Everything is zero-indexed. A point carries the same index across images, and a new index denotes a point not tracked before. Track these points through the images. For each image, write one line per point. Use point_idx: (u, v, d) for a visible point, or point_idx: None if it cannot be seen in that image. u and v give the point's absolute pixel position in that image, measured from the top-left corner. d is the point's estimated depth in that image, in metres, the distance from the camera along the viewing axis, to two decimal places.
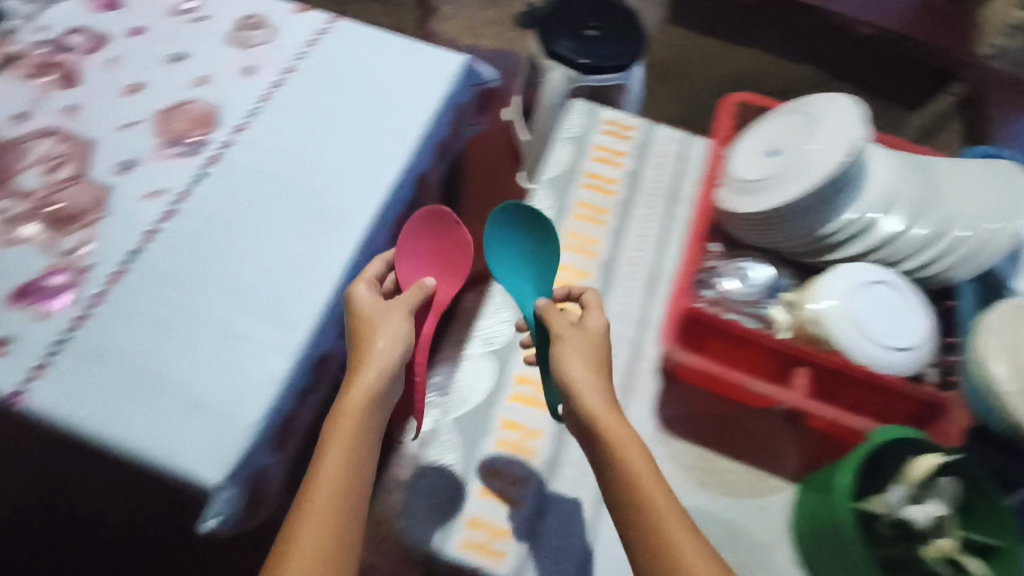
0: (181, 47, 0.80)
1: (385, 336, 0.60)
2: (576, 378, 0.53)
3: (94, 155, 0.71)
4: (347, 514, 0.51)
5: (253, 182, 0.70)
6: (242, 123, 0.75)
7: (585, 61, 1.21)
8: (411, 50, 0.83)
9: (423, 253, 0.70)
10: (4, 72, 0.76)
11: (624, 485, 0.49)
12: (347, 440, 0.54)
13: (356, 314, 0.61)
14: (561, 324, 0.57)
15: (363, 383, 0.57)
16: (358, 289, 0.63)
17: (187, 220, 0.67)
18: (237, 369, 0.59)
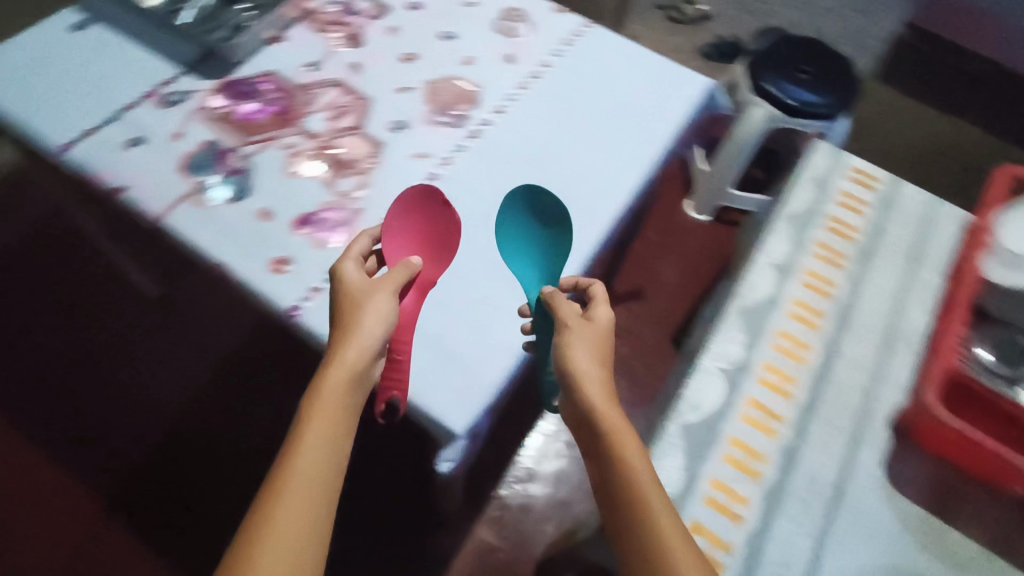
0: (452, 27, 0.87)
1: (377, 300, 0.54)
2: (578, 366, 0.49)
3: (371, 110, 0.77)
4: (327, 497, 0.43)
5: (508, 162, 0.75)
6: (503, 106, 0.79)
7: (791, 101, 1.18)
8: (659, 66, 0.86)
9: (411, 234, 0.64)
10: (301, 24, 0.85)
11: (627, 506, 0.43)
12: (330, 411, 0.47)
13: (343, 285, 0.56)
14: (572, 321, 0.53)
15: (355, 348, 0.51)
16: (343, 263, 0.56)
17: (447, 184, 0.72)
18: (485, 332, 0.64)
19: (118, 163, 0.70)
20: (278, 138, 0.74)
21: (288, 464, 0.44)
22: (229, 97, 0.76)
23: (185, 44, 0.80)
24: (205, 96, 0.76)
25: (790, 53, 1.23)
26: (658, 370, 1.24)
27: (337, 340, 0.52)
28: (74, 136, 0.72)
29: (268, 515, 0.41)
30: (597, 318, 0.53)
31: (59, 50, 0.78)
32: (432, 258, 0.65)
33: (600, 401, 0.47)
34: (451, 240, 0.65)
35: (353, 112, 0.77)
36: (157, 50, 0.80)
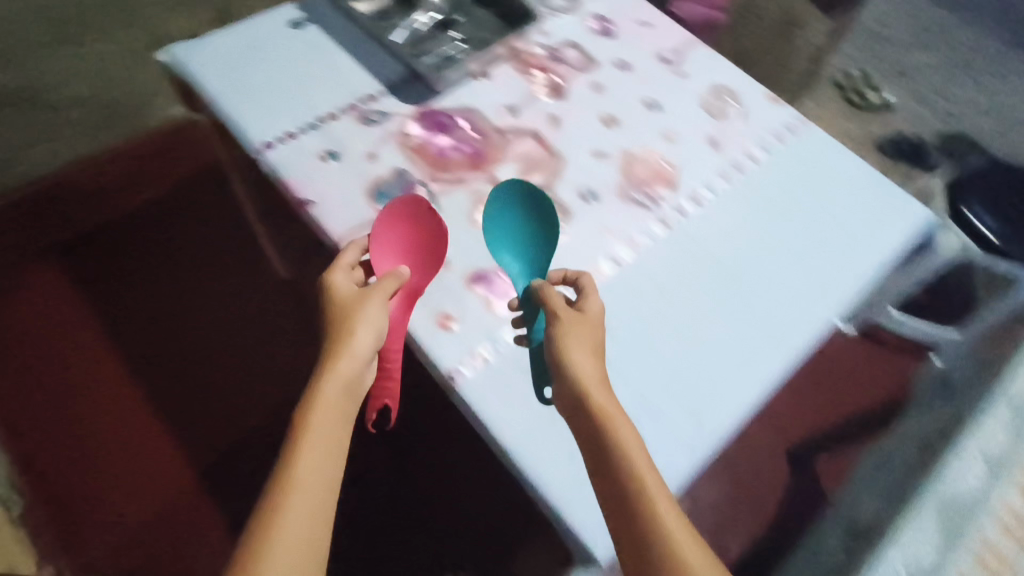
0: (658, 96, 0.82)
1: (372, 306, 0.56)
2: (580, 369, 0.52)
3: (562, 170, 0.74)
4: (327, 503, 0.44)
5: (695, 260, 0.69)
6: (700, 195, 0.74)
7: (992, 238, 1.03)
8: (876, 185, 0.78)
9: (399, 245, 0.64)
10: (507, 62, 0.83)
11: (635, 506, 0.45)
12: (330, 419, 0.48)
13: (333, 292, 0.57)
14: (566, 316, 0.56)
15: (354, 353, 0.52)
16: (333, 275, 0.58)
17: (630, 271, 0.68)
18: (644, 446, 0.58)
19: (311, 177, 0.69)
20: (466, 181, 0.71)
21: (289, 471, 0.44)
22: (426, 127, 0.75)
23: (392, 64, 0.80)
24: (403, 122, 0.75)
25: (1000, 183, 1.10)
26: (768, 490, 1.14)
27: (333, 346, 0.53)
28: (274, 137, 0.72)
29: (276, 520, 0.42)
30: (588, 311, 0.57)
31: (274, 45, 0.79)
32: (423, 259, 0.64)
33: (605, 403, 0.50)
34: (439, 239, 0.64)
35: (544, 168, 0.74)
36: (365, 63, 0.80)
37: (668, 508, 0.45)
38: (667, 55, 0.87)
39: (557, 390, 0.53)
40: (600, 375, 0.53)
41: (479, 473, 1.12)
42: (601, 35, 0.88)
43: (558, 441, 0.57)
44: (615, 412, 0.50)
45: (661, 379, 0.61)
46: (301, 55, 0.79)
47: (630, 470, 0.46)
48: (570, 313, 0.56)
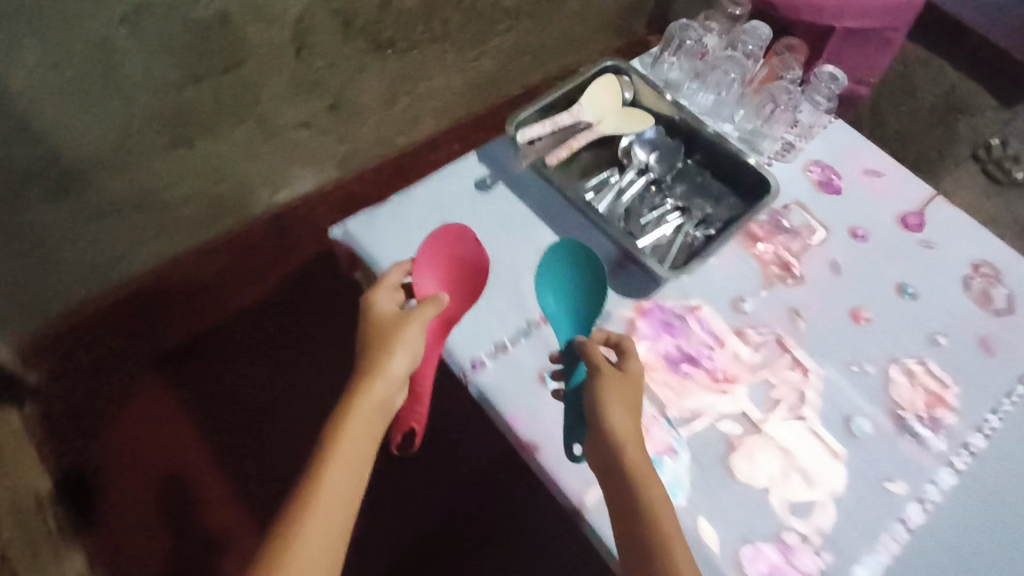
0: (910, 279, 0.70)
1: (409, 331, 0.55)
2: (622, 432, 0.51)
3: (819, 390, 0.61)
4: (341, 525, 0.47)
5: (1000, 521, 0.57)
6: (988, 424, 0.62)
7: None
8: None
9: (441, 275, 0.62)
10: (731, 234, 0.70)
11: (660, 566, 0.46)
12: (353, 442, 0.50)
13: (376, 308, 0.57)
14: (611, 374, 0.54)
15: (386, 378, 0.53)
16: (377, 297, 0.57)
17: (927, 540, 0.56)
18: None
19: (534, 408, 0.57)
20: (713, 412, 0.59)
21: (313, 491, 0.47)
22: (653, 331, 0.62)
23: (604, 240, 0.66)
24: (627, 326, 0.62)
25: None
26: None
27: (369, 366, 0.53)
28: (481, 354, 0.59)
29: (295, 541, 0.45)
30: (631, 370, 0.55)
31: (463, 214, 0.67)
32: (463, 290, 0.62)
33: (639, 467, 0.50)
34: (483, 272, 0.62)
35: (796, 387, 0.61)
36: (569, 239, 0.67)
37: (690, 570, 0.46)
38: (907, 219, 0.74)
39: (591, 442, 0.52)
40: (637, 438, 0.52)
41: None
42: (828, 190, 0.74)
43: None
44: (647, 472, 0.50)
45: None
46: (496, 228, 0.67)
47: (656, 531, 0.47)
48: (611, 370, 0.54)
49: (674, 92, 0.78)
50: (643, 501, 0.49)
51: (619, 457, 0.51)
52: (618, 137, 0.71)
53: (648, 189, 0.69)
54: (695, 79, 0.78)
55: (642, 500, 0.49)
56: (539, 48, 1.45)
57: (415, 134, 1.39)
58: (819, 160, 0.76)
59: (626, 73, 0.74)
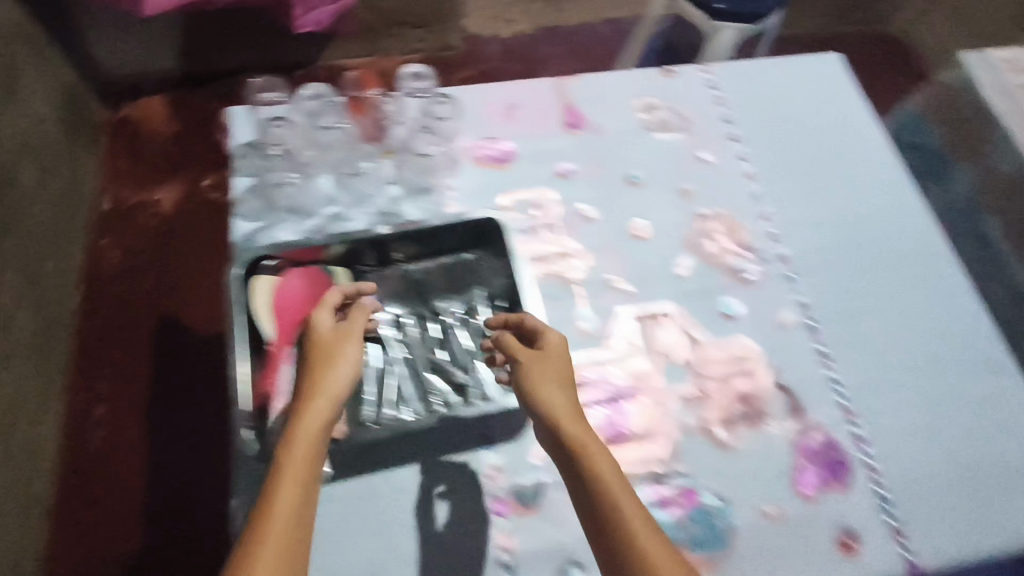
0: (622, 165, 0.71)
1: (354, 341, 0.48)
2: (550, 407, 0.45)
3: (689, 318, 0.63)
4: (302, 549, 0.37)
5: (838, 263, 0.67)
6: (766, 212, 0.70)
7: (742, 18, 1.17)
8: (794, 67, 0.79)
9: (300, 289, 0.57)
10: None
11: (603, 514, 0.40)
12: (304, 452, 0.41)
13: (316, 319, 0.49)
14: (529, 357, 0.48)
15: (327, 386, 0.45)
16: (316, 310, 0.50)
17: (835, 327, 0.64)
18: (1002, 423, 0.61)
19: None
20: (668, 428, 0.58)
21: (265, 514, 0.38)
22: None
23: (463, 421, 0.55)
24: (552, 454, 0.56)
25: None
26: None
27: (312, 379, 0.45)
28: None
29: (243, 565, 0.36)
30: (551, 348, 0.49)
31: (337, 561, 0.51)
32: (308, 300, 0.57)
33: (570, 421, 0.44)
34: (317, 292, 0.58)
35: (678, 335, 0.62)
36: (434, 453, 0.55)
37: (652, 530, 0.39)
38: (569, 120, 0.74)
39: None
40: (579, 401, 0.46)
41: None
42: (505, 159, 0.70)
43: (995, 498, 0.57)
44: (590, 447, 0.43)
45: (944, 364, 0.63)
46: (377, 531, 0.52)
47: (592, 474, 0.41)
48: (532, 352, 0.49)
49: (314, 217, 0.64)
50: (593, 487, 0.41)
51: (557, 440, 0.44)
52: None
53: (420, 331, 0.59)
54: (316, 184, 0.65)
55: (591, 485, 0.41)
56: (51, 242, 1.08)
57: (48, 454, 1.00)
58: (472, 145, 0.70)
59: (273, 257, 0.57)
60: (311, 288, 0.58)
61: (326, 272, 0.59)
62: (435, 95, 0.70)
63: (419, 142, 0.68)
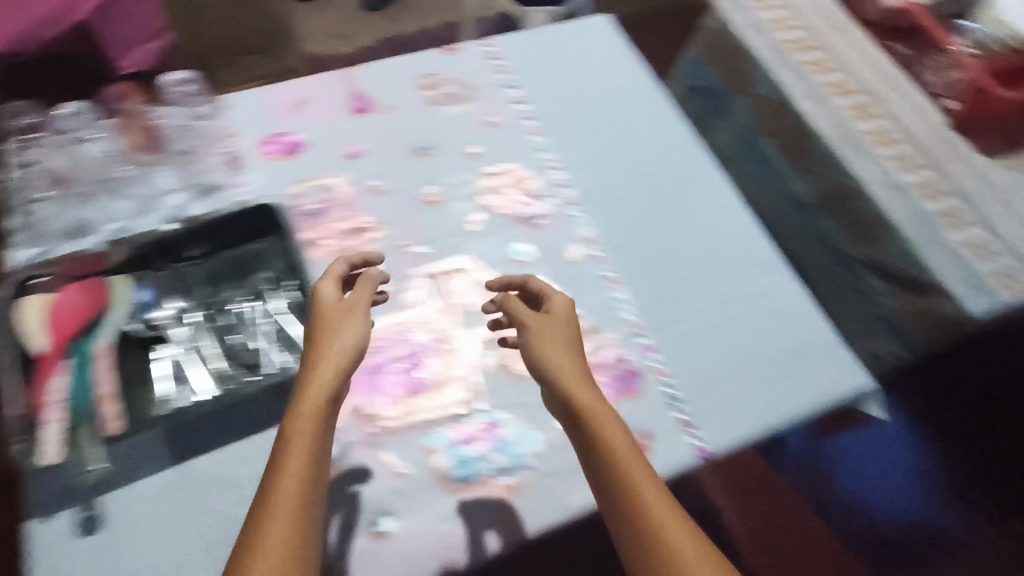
0: (409, 141, 0.75)
1: (358, 315, 0.53)
2: (553, 365, 0.52)
3: (481, 266, 0.67)
4: (314, 507, 0.43)
5: (617, 195, 0.72)
6: (552, 161, 0.74)
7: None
8: (566, 31, 0.85)
9: (73, 300, 0.57)
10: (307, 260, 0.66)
11: (602, 449, 0.48)
12: (309, 414, 0.46)
13: (318, 291, 0.54)
14: (535, 321, 0.56)
15: (331, 356, 0.49)
16: (320, 284, 0.55)
17: (618, 252, 0.68)
18: (774, 310, 0.66)
19: (402, 560, 0.52)
20: (466, 370, 0.60)
21: (280, 469, 0.43)
22: (368, 389, 0.59)
23: (256, 396, 0.56)
24: (353, 416, 0.57)
25: None
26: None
27: (316, 351, 0.50)
28: None
29: (265, 520, 0.41)
30: (556, 313, 0.56)
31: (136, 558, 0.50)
32: (82, 311, 0.57)
33: (572, 379, 0.51)
34: (94, 303, 0.58)
35: (471, 284, 0.65)
36: (228, 440, 0.55)
37: (638, 465, 0.47)
38: (356, 106, 0.76)
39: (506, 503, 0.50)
40: (577, 357, 0.54)
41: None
42: (292, 151, 0.72)
43: (772, 377, 0.63)
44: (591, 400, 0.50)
45: (719, 268, 0.68)
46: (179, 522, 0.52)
47: (587, 419, 0.49)
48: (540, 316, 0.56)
49: (96, 234, 0.65)
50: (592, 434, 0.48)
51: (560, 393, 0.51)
52: (102, 330, 0.57)
53: (207, 322, 0.60)
54: (98, 205, 0.66)
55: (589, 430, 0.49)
56: None
57: None
58: (256, 143, 0.71)
59: (43, 275, 0.58)
60: (86, 299, 0.58)
61: (102, 283, 0.59)
62: (199, 99, 0.74)
63: (187, 144, 0.71)
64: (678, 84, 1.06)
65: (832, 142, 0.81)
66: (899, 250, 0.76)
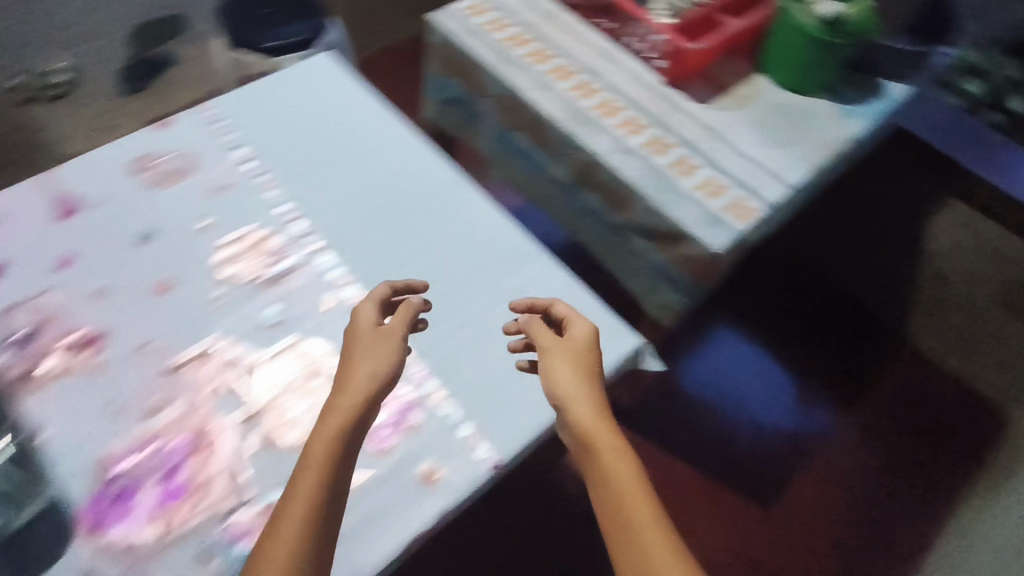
0: (130, 231, 0.69)
1: (390, 348, 0.52)
2: (563, 384, 0.52)
3: (231, 341, 0.62)
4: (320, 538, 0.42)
5: (365, 229, 0.71)
6: (290, 212, 0.72)
7: (297, 36, 1.32)
8: (286, 80, 0.84)
9: None
10: (25, 395, 0.58)
11: (595, 465, 0.47)
12: (327, 443, 0.45)
13: (357, 317, 0.55)
14: (550, 342, 0.56)
15: (357, 388, 0.49)
16: (359, 311, 0.55)
17: (375, 287, 0.67)
18: (536, 300, 0.68)
19: None
20: (229, 460, 0.55)
21: (287, 502, 0.42)
22: (119, 517, 0.52)
23: None
24: (106, 555, 0.51)
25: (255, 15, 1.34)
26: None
27: (341, 379, 0.50)
28: None
29: (267, 550, 0.40)
30: (573, 336, 0.56)
31: None
32: None
33: (573, 397, 0.50)
34: None
35: (222, 365, 0.60)
36: None
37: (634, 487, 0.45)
38: (61, 209, 0.69)
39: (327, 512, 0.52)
40: (588, 380, 0.53)
41: (489, 523, 1.06)
42: None
43: None
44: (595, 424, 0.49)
45: (478, 273, 0.69)
46: None
47: (585, 438, 0.48)
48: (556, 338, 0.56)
49: None
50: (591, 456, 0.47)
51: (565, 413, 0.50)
52: None
53: None
54: None
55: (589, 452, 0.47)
56: None
57: None
58: None
59: None
60: None
61: None
62: None
63: None
64: (432, 104, 1.07)
65: (562, 123, 0.84)
66: (644, 209, 0.79)
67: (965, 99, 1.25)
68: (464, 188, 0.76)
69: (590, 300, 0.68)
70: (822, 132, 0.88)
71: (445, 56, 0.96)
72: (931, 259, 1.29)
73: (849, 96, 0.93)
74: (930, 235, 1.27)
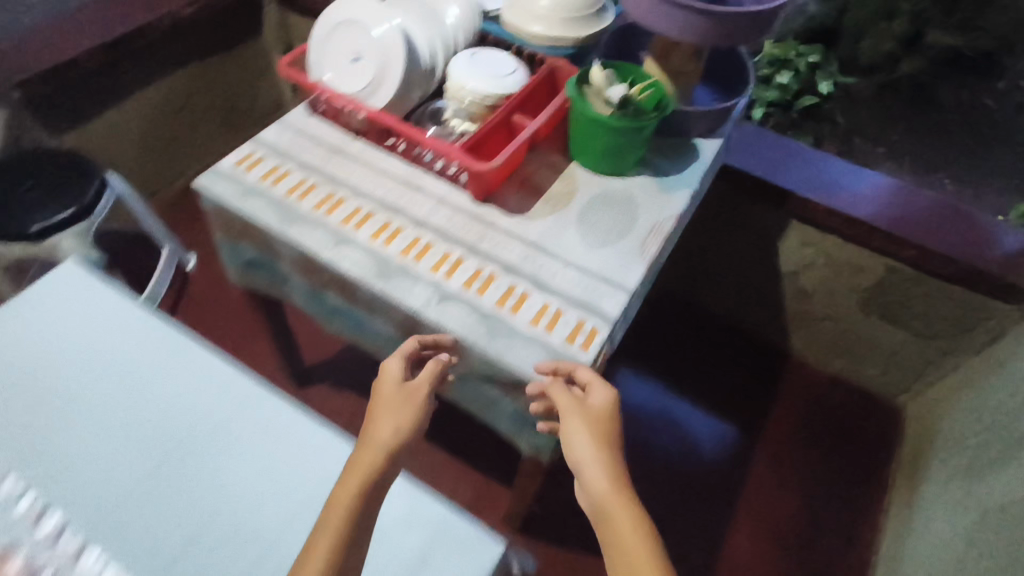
0: None
1: (408, 407, 0.65)
2: (581, 455, 0.62)
3: None
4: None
5: (142, 494, 0.60)
6: (34, 507, 0.57)
7: (63, 214, 1.07)
8: (24, 312, 0.70)
9: None
10: None
11: (612, 533, 0.56)
12: (342, 495, 0.57)
13: (384, 382, 0.66)
14: (567, 403, 0.65)
15: (381, 440, 0.61)
16: (386, 371, 0.67)
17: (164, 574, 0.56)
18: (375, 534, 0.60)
19: None
20: None
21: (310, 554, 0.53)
22: None
23: None
24: None
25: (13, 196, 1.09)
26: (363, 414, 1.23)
27: (368, 436, 0.62)
28: None
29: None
30: (592, 404, 0.65)
31: None
32: None
33: (591, 469, 0.61)
34: None
35: None
36: None
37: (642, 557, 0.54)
38: None
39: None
40: (604, 453, 0.62)
41: None
42: None
43: None
44: (612, 497, 0.59)
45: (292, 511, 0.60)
46: None
47: (602, 509, 0.58)
48: (578, 405, 0.65)
49: None
50: (609, 526, 0.57)
51: (585, 483, 0.61)
52: None
53: None
54: None
55: (607, 522, 0.57)
56: None
57: None
58: None
59: None
60: None
61: None
62: None
63: None
64: (232, 273, 0.94)
65: (370, 280, 0.73)
66: (479, 362, 0.70)
67: (783, 92, 1.50)
68: (263, 406, 0.67)
69: (437, 516, 0.61)
70: (647, 217, 0.83)
71: (221, 221, 0.84)
72: (792, 284, 1.28)
73: (667, 166, 0.89)
74: (783, 262, 1.25)
